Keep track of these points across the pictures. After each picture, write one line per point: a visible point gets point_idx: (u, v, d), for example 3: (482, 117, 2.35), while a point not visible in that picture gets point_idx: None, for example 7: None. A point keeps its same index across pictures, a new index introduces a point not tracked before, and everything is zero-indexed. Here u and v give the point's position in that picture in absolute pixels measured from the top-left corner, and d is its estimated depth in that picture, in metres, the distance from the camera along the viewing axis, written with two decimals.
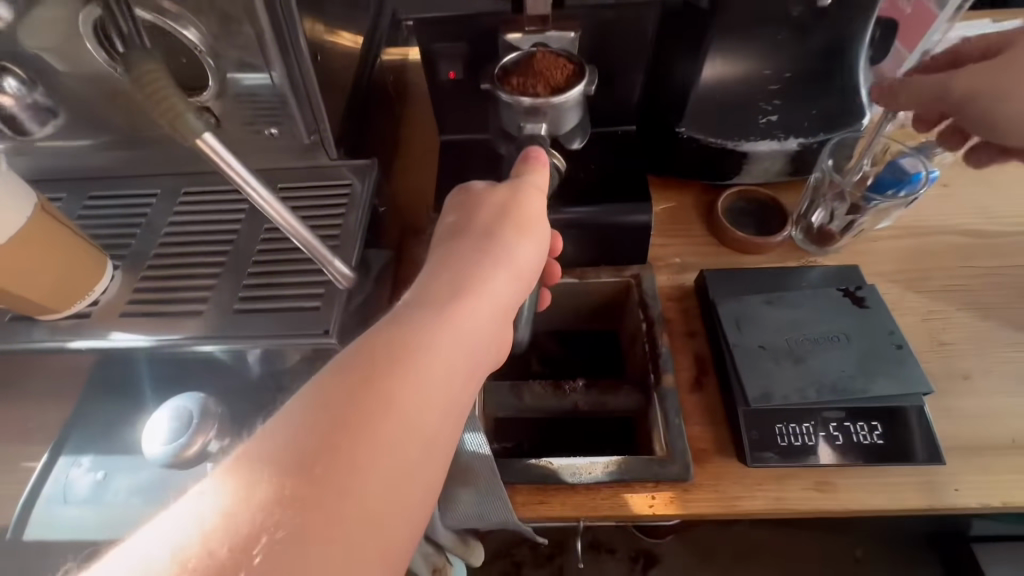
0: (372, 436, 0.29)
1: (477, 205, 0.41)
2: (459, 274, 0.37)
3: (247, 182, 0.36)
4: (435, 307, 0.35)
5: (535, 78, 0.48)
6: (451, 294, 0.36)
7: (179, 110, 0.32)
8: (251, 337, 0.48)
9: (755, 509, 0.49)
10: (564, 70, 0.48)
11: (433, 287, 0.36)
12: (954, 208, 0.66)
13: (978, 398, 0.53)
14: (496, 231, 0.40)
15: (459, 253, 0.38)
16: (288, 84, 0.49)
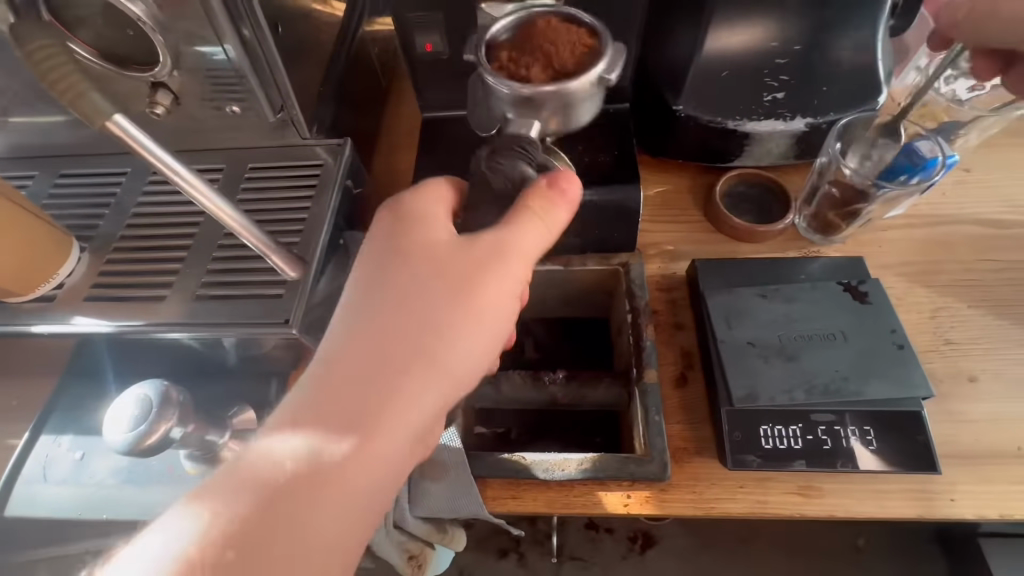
0: (314, 503, 0.31)
1: (441, 234, 0.38)
2: (413, 318, 0.35)
3: (170, 169, 0.38)
4: (382, 360, 0.34)
5: (535, 55, 0.42)
6: (401, 344, 0.34)
7: (82, 90, 0.33)
8: (218, 325, 0.47)
9: (733, 512, 0.47)
10: (574, 48, 0.41)
11: (381, 332, 0.35)
12: (977, 195, 0.61)
13: (984, 403, 0.50)
14: (466, 271, 0.36)
15: (417, 292, 0.36)
16: (246, 60, 0.46)
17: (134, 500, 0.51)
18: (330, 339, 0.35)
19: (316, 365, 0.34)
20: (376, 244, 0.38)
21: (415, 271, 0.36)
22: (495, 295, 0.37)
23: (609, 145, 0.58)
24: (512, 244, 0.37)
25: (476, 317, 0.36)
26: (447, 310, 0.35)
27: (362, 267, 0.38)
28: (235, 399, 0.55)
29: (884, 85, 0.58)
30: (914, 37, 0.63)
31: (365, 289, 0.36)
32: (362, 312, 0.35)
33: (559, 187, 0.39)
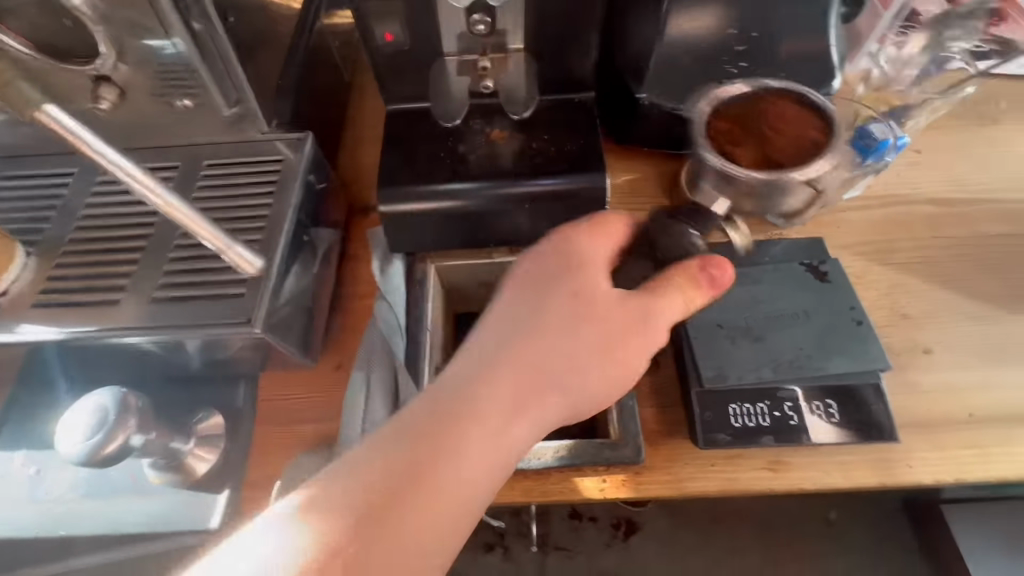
0: (415, 509, 0.35)
1: (600, 278, 0.43)
2: (556, 353, 0.40)
3: (112, 162, 0.36)
4: (527, 386, 0.39)
5: (751, 132, 0.56)
6: (552, 375, 0.40)
7: (8, 79, 0.33)
8: (178, 327, 0.45)
9: (707, 491, 0.48)
10: (725, 135, 0.56)
11: (530, 357, 0.40)
12: (928, 175, 0.63)
13: (937, 373, 0.52)
14: (609, 326, 0.42)
15: (564, 331, 0.41)
16: (196, 51, 0.45)
17: (94, 516, 0.49)
18: (482, 346, 0.41)
19: (465, 369, 0.39)
20: (555, 267, 0.43)
21: (563, 312, 0.41)
22: (629, 356, 0.42)
23: (574, 133, 0.57)
24: (652, 317, 0.42)
25: (607, 367, 0.42)
26: (582, 355, 0.41)
27: (514, 287, 0.43)
28: (201, 404, 0.53)
29: (837, 70, 0.60)
30: (865, 22, 0.63)
31: (524, 312, 0.41)
32: (516, 331, 0.41)
33: (708, 278, 0.43)
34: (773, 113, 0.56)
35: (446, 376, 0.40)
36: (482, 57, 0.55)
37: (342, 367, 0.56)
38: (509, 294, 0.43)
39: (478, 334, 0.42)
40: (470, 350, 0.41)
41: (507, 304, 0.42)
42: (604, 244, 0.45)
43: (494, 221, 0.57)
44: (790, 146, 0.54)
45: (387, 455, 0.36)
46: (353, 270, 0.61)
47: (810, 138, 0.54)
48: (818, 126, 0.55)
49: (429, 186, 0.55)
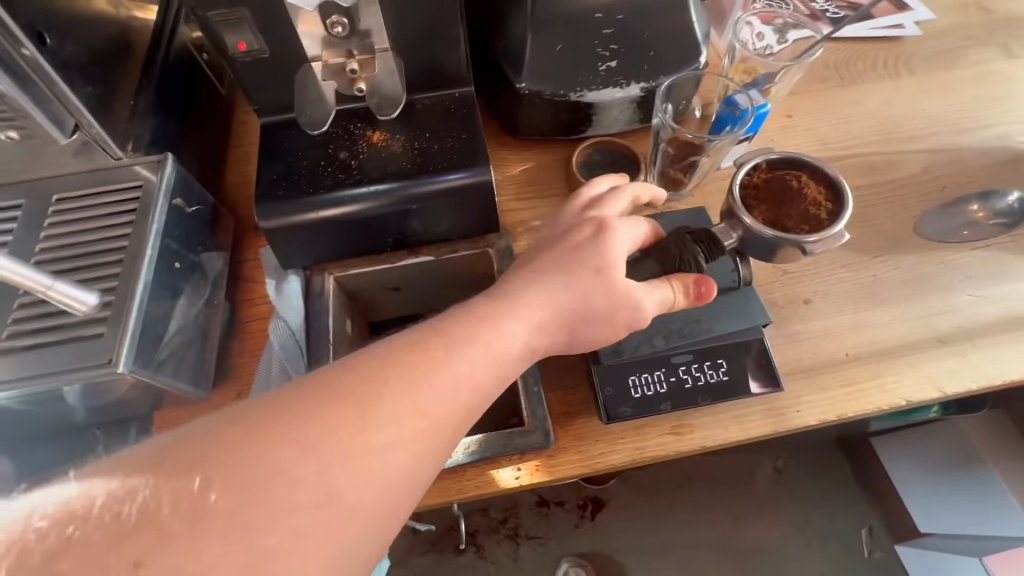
0: (387, 416, 0.32)
1: (622, 240, 0.43)
2: (573, 308, 0.41)
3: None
4: (542, 328, 0.40)
5: (771, 197, 0.47)
6: (565, 327, 0.41)
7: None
8: (32, 379, 0.42)
9: (617, 463, 0.50)
10: (762, 203, 0.46)
11: (554, 300, 0.41)
12: (798, 137, 0.67)
13: (816, 321, 0.56)
14: (621, 301, 0.42)
15: (586, 291, 0.41)
16: (10, 84, 0.40)
17: None
18: (527, 279, 0.41)
19: (507, 302, 0.40)
20: (592, 226, 0.43)
21: (592, 276, 0.41)
22: (620, 329, 0.43)
23: (456, 129, 0.57)
24: (649, 307, 0.43)
25: (601, 335, 0.43)
26: (591, 321, 0.42)
27: (559, 237, 0.44)
28: (91, 455, 0.50)
29: (703, 45, 0.63)
30: None
31: (565, 258, 0.42)
32: (557, 271, 0.41)
33: (697, 293, 0.44)
34: (806, 187, 0.46)
35: (489, 296, 0.41)
36: (349, 60, 0.53)
37: (243, 394, 0.53)
38: (557, 239, 0.44)
39: (527, 266, 0.43)
40: (515, 278, 0.42)
41: (553, 244, 0.44)
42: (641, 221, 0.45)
43: (387, 224, 0.56)
44: (794, 216, 0.45)
45: (424, 344, 0.36)
46: (249, 291, 0.59)
47: (820, 206, 0.46)
48: (833, 204, 0.46)
49: (310, 198, 0.53)
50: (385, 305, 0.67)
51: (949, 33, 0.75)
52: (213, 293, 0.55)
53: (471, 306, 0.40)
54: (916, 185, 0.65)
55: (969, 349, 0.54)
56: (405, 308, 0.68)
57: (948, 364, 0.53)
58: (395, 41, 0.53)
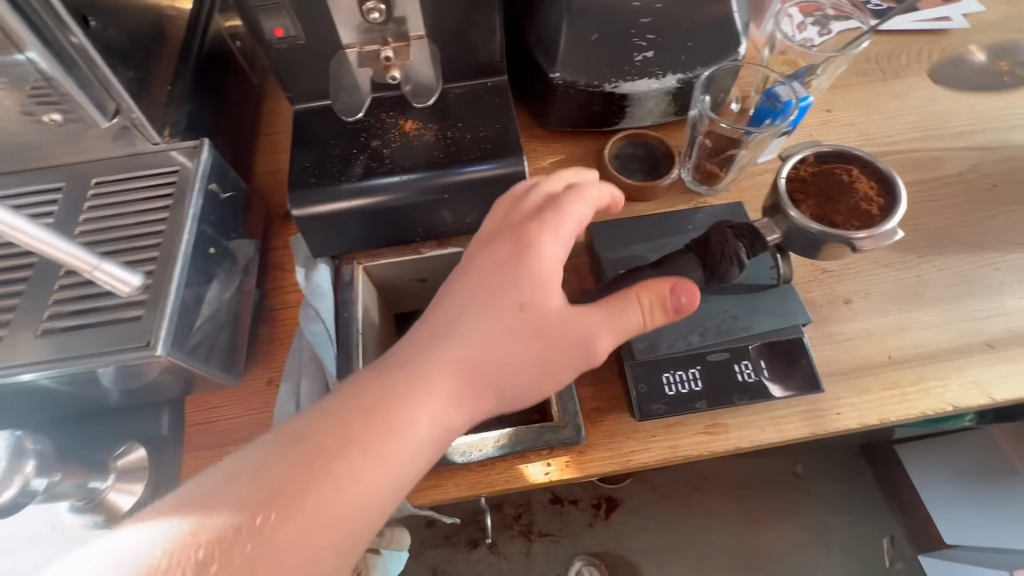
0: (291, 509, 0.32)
1: (546, 267, 0.41)
2: (492, 359, 0.38)
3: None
4: (459, 390, 0.37)
5: (818, 191, 0.45)
6: (491, 382, 0.38)
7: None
8: (69, 361, 0.41)
9: (649, 461, 0.49)
10: (808, 197, 0.45)
11: (469, 353, 0.38)
12: (840, 131, 0.65)
13: (857, 321, 0.54)
14: (550, 338, 0.40)
15: (507, 336, 0.39)
16: (55, 63, 0.40)
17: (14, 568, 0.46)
18: (428, 333, 0.39)
19: (407, 361, 0.37)
20: (504, 261, 0.41)
21: (515, 313, 0.39)
22: (563, 370, 0.41)
23: (489, 119, 0.56)
24: (592, 336, 0.40)
25: (539, 386, 0.40)
26: (522, 368, 0.39)
27: (462, 276, 0.42)
28: (123, 437, 0.50)
29: (742, 36, 0.61)
30: None
31: (474, 304, 0.40)
32: (463, 318, 0.39)
33: (677, 305, 0.40)
34: (855, 182, 0.44)
35: (381, 361, 0.38)
36: (384, 47, 0.52)
37: (273, 382, 0.54)
38: (461, 281, 0.41)
39: (423, 318, 0.40)
40: (413, 335, 0.39)
41: (458, 286, 0.41)
42: (566, 232, 0.43)
43: (418, 215, 0.56)
44: (844, 211, 0.44)
45: (315, 428, 0.35)
46: (278, 279, 0.59)
47: (871, 201, 0.44)
48: (885, 199, 0.44)
49: (342, 187, 0.53)
50: (410, 296, 0.66)
51: (999, 25, 0.72)
52: (245, 279, 0.55)
53: (368, 375, 0.37)
54: (964, 183, 0.62)
55: (1019, 355, 0.52)
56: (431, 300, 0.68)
57: (997, 369, 0.51)
58: (430, 29, 0.53)
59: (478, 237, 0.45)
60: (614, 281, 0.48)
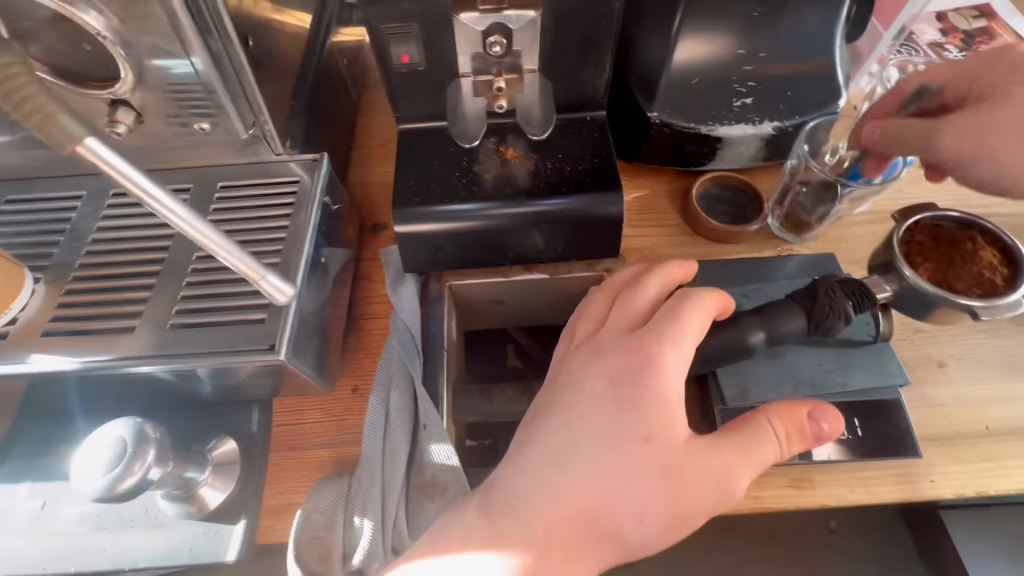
0: None
1: (669, 394, 0.39)
2: (621, 504, 0.36)
3: (146, 192, 0.32)
4: (580, 543, 0.35)
5: (935, 257, 0.47)
6: (610, 532, 0.36)
7: (49, 112, 0.28)
8: (194, 355, 0.44)
9: (733, 510, 0.48)
10: (925, 263, 0.47)
11: (596, 498, 0.36)
12: (934, 188, 0.64)
13: (951, 387, 0.53)
14: (683, 478, 0.37)
15: (634, 477, 0.36)
16: (217, 77, 0.43)
17: (112, 550, 0.48)
18: (546, 470, 0.37)
19: (530, 504, 0.36)
20: (623, 386, 0.39)
21: (637, 451, 0.37)
22: (698, 515, 0.37)
23: (589, 152, 0.57)
24: (726, 478, 0.37)
25: (670, 533, 0.37)
26: (653, 514, 0.36)
27: (576, 401, 0.40)
28: (214, 430, 0.52)
29: (843, 89, 0.61)
30: (866, 44, 0.66)
31: (594, 437, 0.38)
32: (585, 455, 0.37)
33: (817, 432, 0.38)
34: (976, 251, 0.46)
35: (498, 499, 0.36)
36: (497, 78, 0.53)
37: (358, 390, 0.55)
38: (576, 407, 0.39)
39: (535, 449, 0.38)
40: (528, 471, 0.37)
41: (573, 413, 0.39)
42: (689, 349, 0.40)
43: (512, 240, 0.57)
44: (963, 278, 0.46)
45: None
46: (368, 289, 0.61)
47: (995, 270, 0.45)
48: (1009, 269, 0.45)
49: (444, 207, 0.54)
50: (486, 317, 0.67)
51: None
52: (342, 287, 0.57)
53: (479, 513, 0.36)
54: None
55: None
56: (503, 321, 0.69)
57: None
58: (543, 61, 0.54)
59: (585, 348, 0.43)
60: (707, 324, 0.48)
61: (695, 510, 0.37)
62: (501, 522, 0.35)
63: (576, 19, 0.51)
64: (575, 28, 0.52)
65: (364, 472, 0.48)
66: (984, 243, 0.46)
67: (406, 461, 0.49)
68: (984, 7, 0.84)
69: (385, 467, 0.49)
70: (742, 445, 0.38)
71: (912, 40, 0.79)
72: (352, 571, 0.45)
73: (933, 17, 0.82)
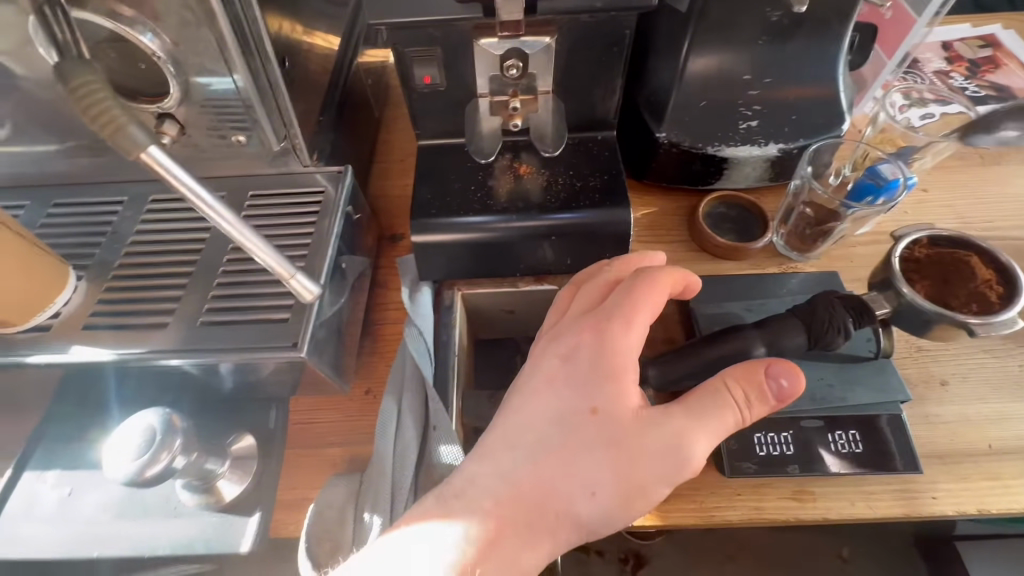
0: None
1: (622, 370, 0.42)
2: (573, 478, 0.40)
3: (201, 199, 0.35)
4: (534, 510, 0.39)
5: (932, 274, 0.50)
6: (565, 500, 0.39)
7: (120, 124, 0.31)
8: (222, 350, 0.46)
9: (733, 520, 0.49)
10: (922, 280, 0.49)
11: (546, 475, 0.40)
12: (937, 211, 0.66)
13: (954, 405, 0.53)
14: (634, 448, 0.39)
15: (584, 451, 0.40)
16: (255, 93, 0.47)
17: (131, 537, 0.50)
18: (501, 452, 0.41)
19: (486, 482, 0.40)
20: (574, 367, 0.43)
21: (587, 424, 0.40)
22: (652, 484, 0.39)
23: (599, 170, 0.60)
24: (676, 444, 0.39)
25: (625, 505, 0.40)
26: (604, 486, 0.39)
27: (532, 384, 0.43)
28: (234, 426, 0.55)
29: (846, 114, 0.63)
30: (870, 71, 0.69)
31: (546, 418, 0.42)
32: (537, 435, 0.41)
33: (777, 390, 0.40)
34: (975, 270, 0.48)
35: (457, 482, 0.41)
36: (513, 99, 0.56)
37: (371, 392, 0.57)
38: (532, 391, 0.43)
39: (493, 433, 0.43)
40: (486, 454, 0.42)
41: (529, 397, 0.43)
42: (640, 327, 0.43)
43: (524, 251, 0.59)
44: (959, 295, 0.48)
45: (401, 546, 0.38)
46: (384, 296, 0.63)
47: (991, 288, 0.47)
48: (1003, 287, 0.47)
49: (460, 219, 0.57)
50: (496, 326, 0.70)
51: None
52: (361, 293, 0.60)
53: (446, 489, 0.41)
54: None
55: None
56: (513, 332, 0.71)
57: None
58: (556, 84, 0.58)
59: (545, 334, 0.47)
60: (711, 335, 0.50)
61: (647, 478, 0.39)
62: (462, 493, 0.40)
63: (587, 45, 0.54)
64: (587, 52, 0.55)
65: (375, 470, 0.50)
66: (981, 261, 0.49)
67: (416, 461, 0.51)
68: (990, 37, 0.86)
69: (395, 465, 0.50)
70: (694, 413, 0.40)
71: (918, 68, 0.82)
72: None
73: (939, 47, 0.85)
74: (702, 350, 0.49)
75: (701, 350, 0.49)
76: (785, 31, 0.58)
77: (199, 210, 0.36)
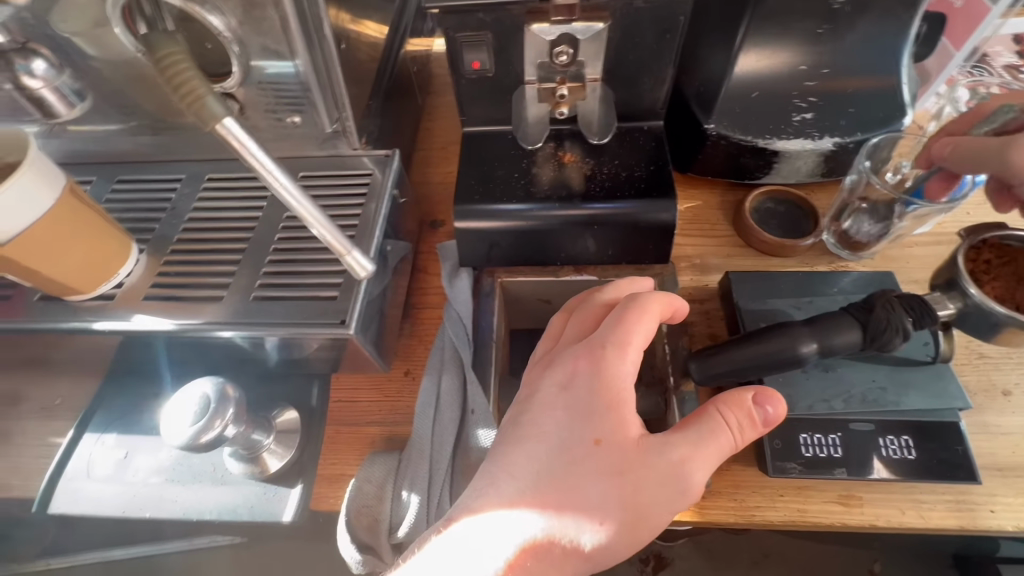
0: None
1: (620, 397, 0.41)
2: (578, 508, 0.38)
3: (269, 172, 0.36)
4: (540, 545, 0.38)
5: (1005, 276, 0.47)
6: (572, 534, 0.38)
7: (200, 94, 0.33)
8: (273, 325, 0.48)
9: (774, 521, 0.47)
10: (995, 281, 0.47)
11: (551, 507, 0.38)
12: (1004, 213, 0.62)
13: (1016, 415, 0.51)
14: (636, 477, 0.38)
15: (588, 481, 0.39)
16: (311, 74, 0.48)
17: (181, 501, 0.53)
18: (502, 486, 0.40)
19: (488, 519, 0.39)
20: (573, 396, 0.42)
21: (587, 454, 0.39)
22: (656, 512, 0.38)
23: (645, 160, 0.59)
24: (678, 471, 0.38)
25: (629, 536, 0.38)
26: (610, 516, 0.38)
27: (530, 414, 0.43)
28: (280, 401, 0.57)
29: (907, 108, 0.61)
30: (935, 64, 0.65)
31: (548, 448, 0.41)
32: (540, 467, 0.40)
33: (763, 417, 0.39)
34: None
35: (458, 521, 0.39)
36: (560, 86, 0.56)
37: (410, 374, 0.57)
38: (531, 421, 0.42)
39: (492, 465, 0.41)
40: (486, 487, 0.40)
41: (529, 428, 0.42)
42: (635, 353, 0.42)
43: (565, 240, 0.59)
44: None
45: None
46: (424, 281, 0.64)
47: None
48: None
49: (504, 205, 0.57)
50: (532, 315, 0.69)
51: None
52: (403, 276, 0.60)
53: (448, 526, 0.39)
54: None
55: None
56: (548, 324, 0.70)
57: None
58: (605, 72, 0.57)
59: (541, 362, 0.47)
60: (758, 331, 0.48)
61: (651, 505, 0.38)
62: (465, 530, 0.39)
63: (639, 31, 0.53)
64: (640, 39, 0.54)
65: (414, 450, 0.51)
66: None
67: (453, 441, 0.52)
68: None
69: (434, 447, 0.51)
70: (695, 441, 0.38)
71: (985, 63, 0.77)
72: (396, 542, 0.48)
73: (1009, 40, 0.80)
74: (747, 346, 0.47)
75: (748, 346, 0.47)
76: (849, 19, 0.56)
77: (270, 187, 0.37)
